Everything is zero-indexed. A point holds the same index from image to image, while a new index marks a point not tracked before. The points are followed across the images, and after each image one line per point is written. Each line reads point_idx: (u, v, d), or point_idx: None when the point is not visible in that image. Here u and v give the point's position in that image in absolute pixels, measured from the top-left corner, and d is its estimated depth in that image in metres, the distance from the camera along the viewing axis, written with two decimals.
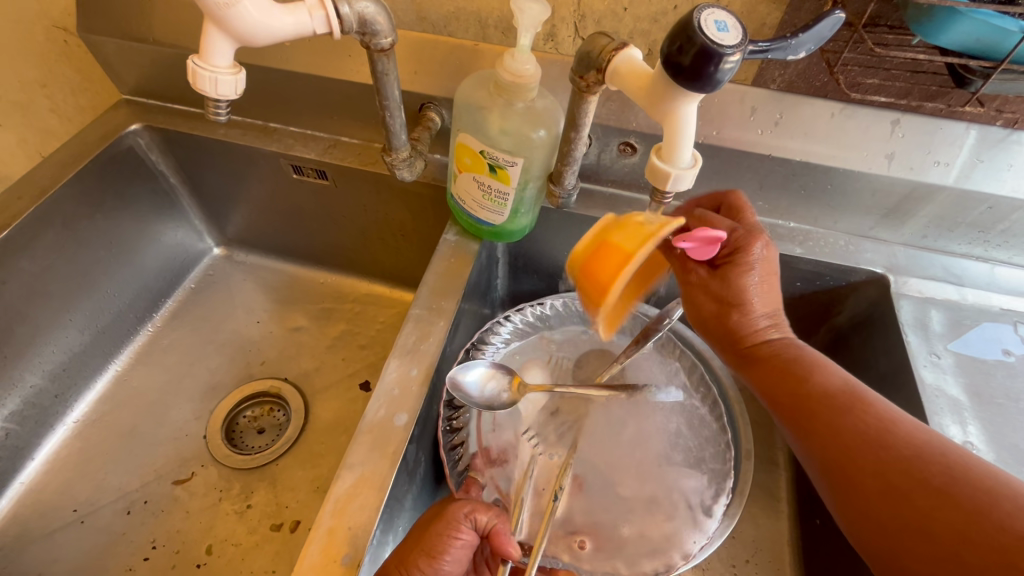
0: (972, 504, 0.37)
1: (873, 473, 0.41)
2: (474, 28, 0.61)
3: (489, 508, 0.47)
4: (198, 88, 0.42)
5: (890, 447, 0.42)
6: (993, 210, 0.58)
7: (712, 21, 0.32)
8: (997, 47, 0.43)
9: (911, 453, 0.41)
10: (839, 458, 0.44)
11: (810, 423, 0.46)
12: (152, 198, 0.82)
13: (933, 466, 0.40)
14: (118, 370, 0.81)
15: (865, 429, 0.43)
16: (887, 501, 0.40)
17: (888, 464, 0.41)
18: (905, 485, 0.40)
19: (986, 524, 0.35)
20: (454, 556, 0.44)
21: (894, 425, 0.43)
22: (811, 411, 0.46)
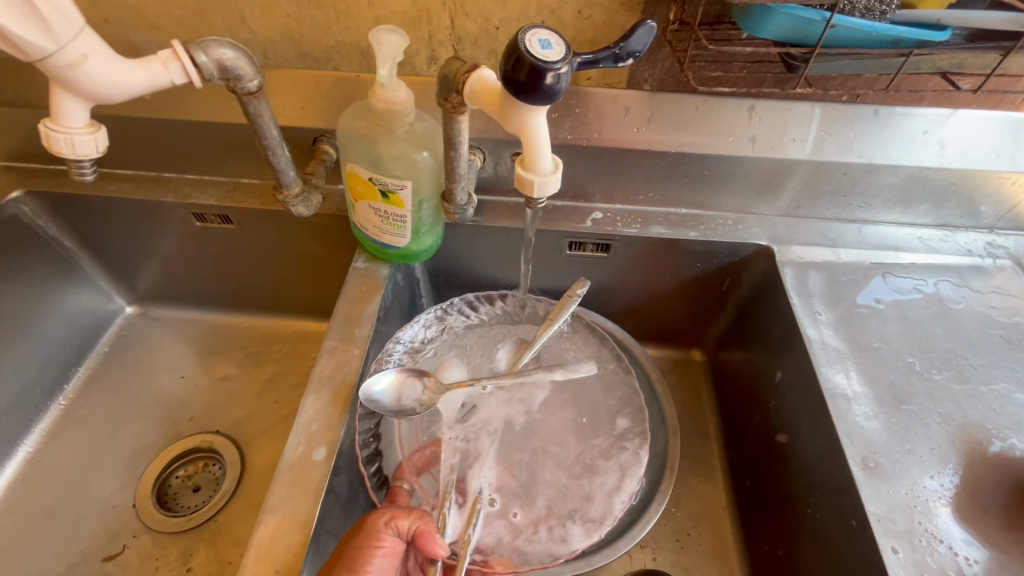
0: None
1: None
2: (356, 59, 0.63)
3: (410, 512, 0.47)
4: (55, 150, 0.42)
5: None
6: (849, 175, 0.65)
7: (536, 40, 0.35)
8: (809, 34, 0.48)
9: None
10: None
11: None
12: (50, 265, 0.78)
13: None
14: (29, 450, 0.76)
15: None
16: None
17: None
18: None
19: None
20: (378, 565, 0.45)
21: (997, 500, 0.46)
22: None
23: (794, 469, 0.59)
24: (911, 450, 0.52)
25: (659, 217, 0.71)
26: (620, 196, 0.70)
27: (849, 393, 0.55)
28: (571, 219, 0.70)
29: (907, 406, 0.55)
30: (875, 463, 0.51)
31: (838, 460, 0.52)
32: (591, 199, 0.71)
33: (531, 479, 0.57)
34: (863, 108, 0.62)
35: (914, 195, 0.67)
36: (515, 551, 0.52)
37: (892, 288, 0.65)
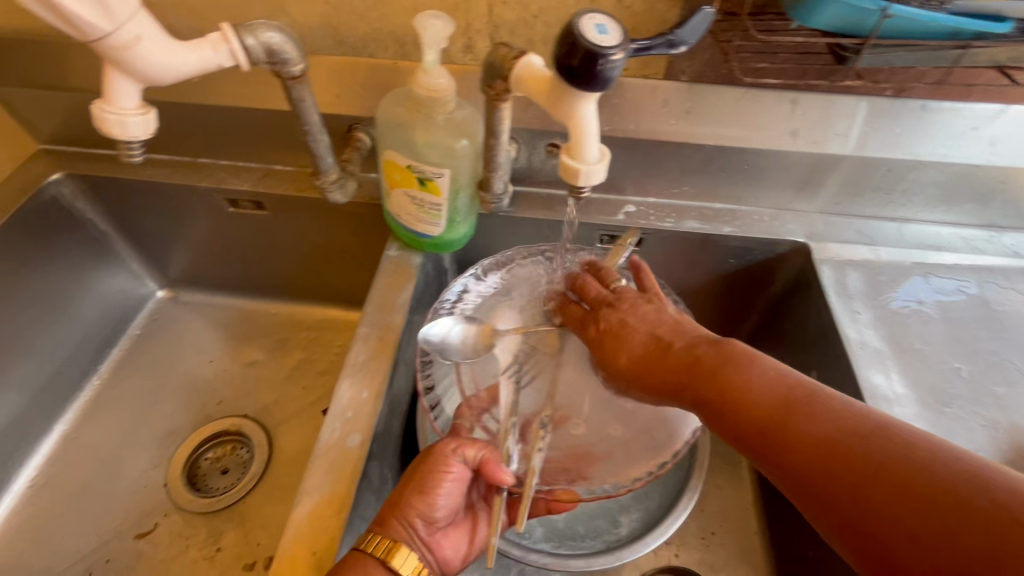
0: (843, 436, 0.36)
1: (828, 459, 0.36)
2: (393, 47, 0.62)
3: (476, 442, 0.49)
4: (106, 132, 0.42)
5: (816, 425, 0.38)
6: (891, 172, 0.63)
7: (592, 25, 0.34)
8: (863, 24, 0.47)
9: (839, 433, 0.37)
10: (787, 462, 0.38)
11: (766, 450, 0.40)
12: (86, 248, 0.80)
13: (865, 447, 0.35)
14: (65, 428, 0.78)
15: (830, 428, 0.37)
16: (820, 488, 0.36)
17: (817, 442, 0.37)
18: (791, 438, 0.38)
19: (871, 463, 0.34)
20: (447, 489, 0.47)
21: (872, 434, 0.36)
22: (782, 440, 0.39)
23: None
24: None
25: (693, 212, 0.69)
26: (654, 190, 0.69)
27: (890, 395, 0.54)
28: (603, 211, 0.69)
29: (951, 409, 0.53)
30: None
31: None
32: (623, 192, 0.70)
33: (594, 410, 0.57)
34: (911, 102, 0.60)
35: (959, 193, 0.65)
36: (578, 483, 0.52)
37: (934, 288, 0.63)
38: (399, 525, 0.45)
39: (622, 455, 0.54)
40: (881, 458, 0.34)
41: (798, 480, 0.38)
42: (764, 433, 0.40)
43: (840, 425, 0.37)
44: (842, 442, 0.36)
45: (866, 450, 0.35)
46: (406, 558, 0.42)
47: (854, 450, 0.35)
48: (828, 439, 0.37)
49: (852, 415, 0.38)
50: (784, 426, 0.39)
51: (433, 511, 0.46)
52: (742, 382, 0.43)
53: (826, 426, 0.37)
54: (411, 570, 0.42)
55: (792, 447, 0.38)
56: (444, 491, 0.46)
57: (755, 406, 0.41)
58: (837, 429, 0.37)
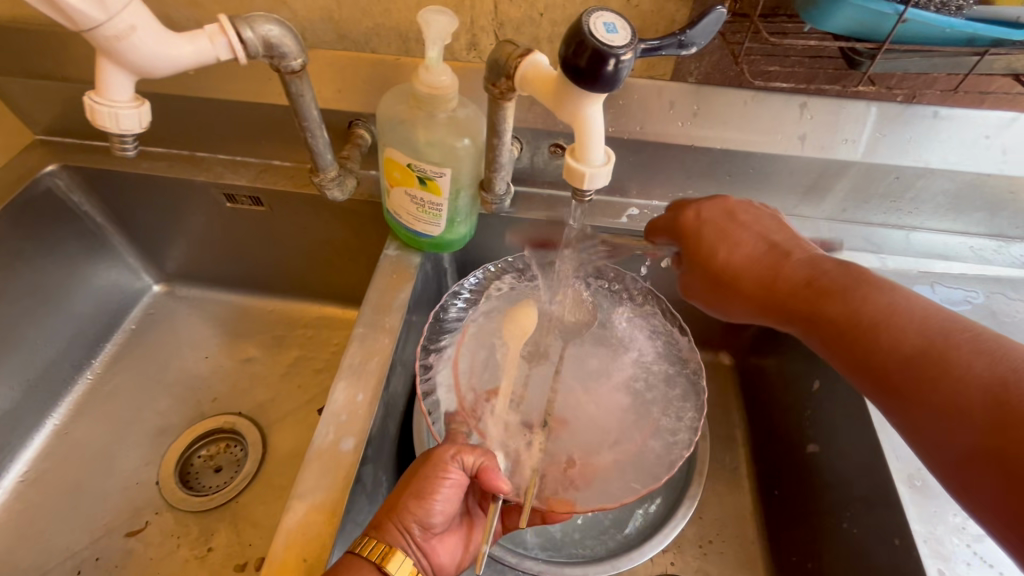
0: (912, 364, 0.42)
1: (876, 373, 0.44)
2: (395, 43, 0.61)
3: (474, 449, 0.47)
4: (99, 124, 0.41)
5: (889, 350, 0.44)
6: (900, 179, 0.62)
7: (600, 24, 0.33)
8: (879, 28, 0.46)
9: (913, 354, 0.43)
10: (875, 352, 0.45)
11: (840, 346, 0.47)
12: (82, 241, 0.79)
13: (933, 359, 0.41)
14: (57, 424, 0.77)
15: (909, 353, 0.43)
16: (892, 386, 0.43)
17: (894, 366, 0.43)
18: (914, 381, 0.42)
19: (943, 380, 0.40)
20: (444, 494, 0.45)
21: (896, 334, 0.44)
22: (852, 352, 0.46)
23: (828, 480, 0.58)
24: None
25: None
26: (658, 192, 0.68)
27: None
28: (606, 214, 0.68)
29: None
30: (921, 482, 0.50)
31: (883, 475, 0.52)
32: (627, 194, 0.69)
33: (598, 419, 0.56)
34: (922, 109, 0.59)
35: (968, 202, 0.64)
36: (576, 492, 0.51)
37: (941, 297, 0.62)
38: (394, 530, 0.44)
39: (625, 467, 0.53)
40: (988, 401, 0.38)
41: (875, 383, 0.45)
42: (839, 341, 0.47)
43: (968, 376, 0.39)
44: (918, 356, 0.42)
45: (945, 374, 0.40)
46: (401, 561, 0.41)
47: (934, 368, 0.41)
48: (908, 358, 0.43)
49: (912, 328, 0.44)
50: (925, 367, 0.41)
51: (430, 517, 0.45)
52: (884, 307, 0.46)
53: (910, 337, 0.43)
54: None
55: (925, 398, 0.41)
56: (442, 497, 0.45)
57: (860, 323, 0.46)
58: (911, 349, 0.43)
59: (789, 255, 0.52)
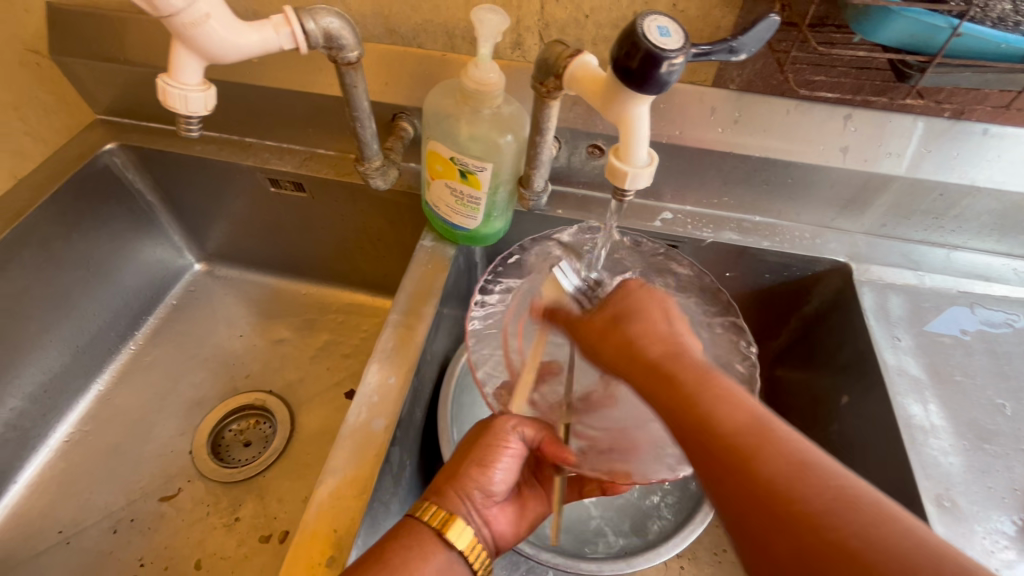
0: (783, 484, 0.33)
1: (748, 482, 0.34)
2: (442, 39, 0.63)
3: (535, 421, 0.49)
4: (169, 105, 0.43)
5: (772, 445, 0.35)
6: (944, 197, 0.61)
7: (654, 26, 0.34)
8: (931, 42, 0.46)
9: (789, 462, 0.34)
10: (763, 458, 0.34)
11: (699, 441, 0.37)
12: (133, 218, 0.82)
13: (796, 481, 0.33)
14: (100, 390, 0.80)
15: (755, 446, 0.35)
16: (806, 540, 0.31)
17: (758, 453, 0.35)
18: (766, 486, 0.33)
19: (782, 495, 0.33)
20: (505, 464, 0.47)
21: (722, 400, 0.38)
22: (727, 457, 0.35)
23: None
24: (992, 488, 0.49)
25: (732, 223, 0.68)
26: (692, 198, 0.68)
27: (928, 425, 0.52)
28: (640, 216, 0.68)
29: (991, 445, 0.51)
30: (950, 502, 0.48)
31: (910, 492, 0.49)
32: (661, 198, 0.69)
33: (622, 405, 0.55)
34: (971, 126, 0.58)
35: (1013, 224, 0.63)
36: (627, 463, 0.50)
37: (980, 319, 0.61)
38: (455, 497, 0.45)
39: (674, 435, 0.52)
40: (785, 479, 0.33)
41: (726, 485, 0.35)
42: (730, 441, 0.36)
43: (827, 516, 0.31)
44: (788, 473, 0.33)
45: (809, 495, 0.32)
46: (460, 532, 0.42)
47: (793, 488, 0.33)
48: (789, 470, 0.34)
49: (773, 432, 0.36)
50: (783, 476, 0.33)
51: (491, 484, 0.47)
52: (733, 417, 0.37)
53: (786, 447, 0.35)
54: (465, 545, 0.42)
55: (787, 520, 0.32)
56: (504, 464, 0.47)
57: (726, 423, 0.37)
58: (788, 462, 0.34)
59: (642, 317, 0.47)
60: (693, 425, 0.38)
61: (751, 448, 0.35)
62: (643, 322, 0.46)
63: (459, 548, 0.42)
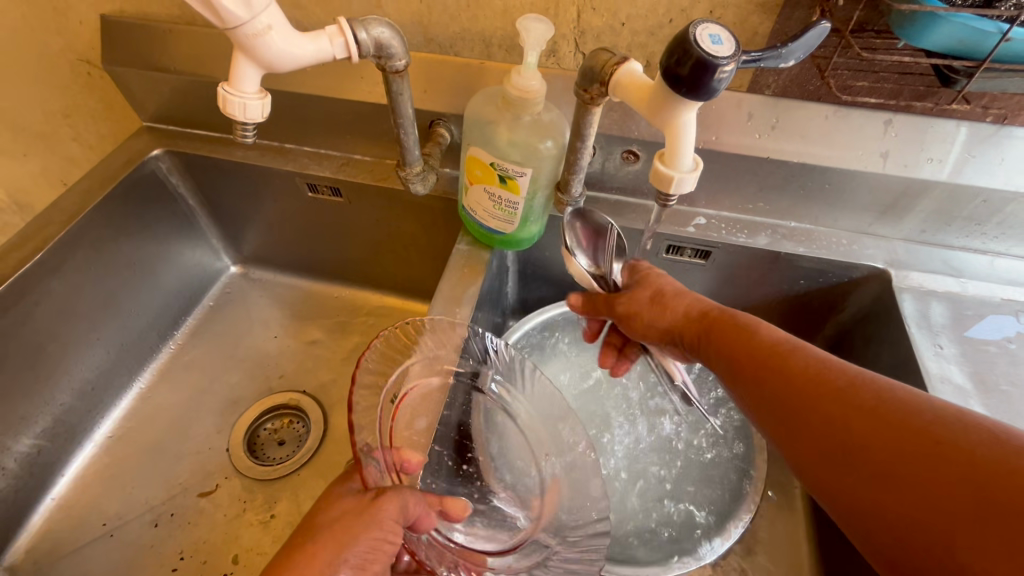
0: (828, 380, 0.39)
1: (798, 387, 0.40)
2: (479, 48, 0.64)
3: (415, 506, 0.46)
4: (228, 112, 0.45)
5: (802, 361, 0.42)
6: (987, 203, 0.60)
7: (706, 34, 0.34)
8: (980, 47, 0.45)
9: (823, 369, 0.40)
10: (799, 369, 0.41)
11: (746, 369, 0.45)
12: (175, 221, 0.85)
13: (836, 379, 0.39)
14: (142, 387, 0.83)
15: (804, 362, 0.42)
16: (846, 413, 0.37)
17: (801, 365, 0.42)
18: (805, 384, 0.40)
19: (826, 385, 0.39)
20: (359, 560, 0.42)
21: (762, 329, 0.47)
22: (768, 368, 0.43)
23: None
24: None
25: (766, 228, 0.68)
26: (726, 203, 0.68)
27: None
28: (673, 222, 0.68)
29: None
30: None
31: None
32: (694, 204, 0.69)
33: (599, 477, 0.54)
34: (1016, 131, 0.57)
35: None
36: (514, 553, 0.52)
37: None
38: None
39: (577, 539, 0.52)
40: (837, 379, 0.39)
41: (772, 395, 0.42)
42: (767, 354, 0.44)
43: (876, 395, 0.36)
44: (824, 374, 0.40)
45: (858, 388, 0.38)
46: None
47: (832, 384, 0.39)
48: (822, 376, 0.40)
49: (801, 353, 0.43)
50: (828, 378, 0.39)
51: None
52: (774, 339, 0.45)
53: (816, 363, 0.41)
54: None
55: (827, 402, 0.38)
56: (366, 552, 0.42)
57: (761, 342, 0.45)
58: (830, 373, 0.40)
59: (676, 287, 0.54)
60: (747, 368, 0.45)
61: (792, 368, 0.42)
62: (670, 286, 0.54)
63: None
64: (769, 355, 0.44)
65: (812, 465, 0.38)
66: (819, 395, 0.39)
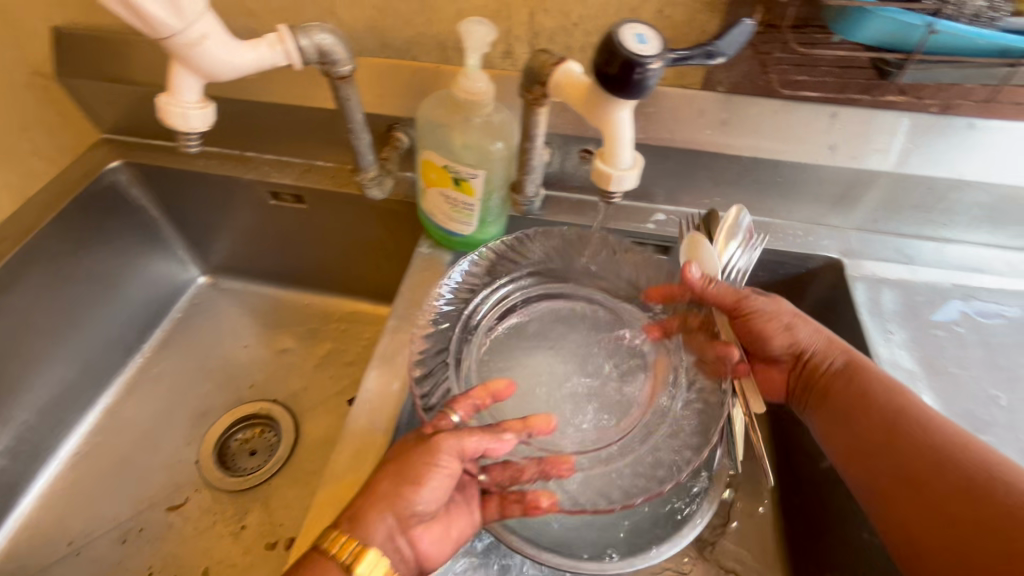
0: (913, 460, 0.48)
1: (890, 463, 0.49)
2: (434, 51, 0.64)
3: (479, 435, 0.44)
4: (168, 122, 0.45)
5: (910, 433, 0.49)
6: (933, 191, 0.62)
7: (632, 34, 0.35)
8: (907, 40, 0.47)
9: (925, 447, 0.48)
10: (894, 444, 0.49)
11: (851, 428, 0.53)
12: (138, 233, 0.84)
13: (931, 461, 0.47)
14: (109, 402, 0.82)
15: (891, 438, 0.50)
16: (923, 496, 0.46)
17: (903, 439, 0.49)
18: (909, 460, 0.48)
19: (943, 466, 0.46)
20: (431, 490, 0.43)
21: (896, 392, 0.52)
22: (893, 434, 0.50)
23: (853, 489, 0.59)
24: None
25: None
26: (685, 198, 0.69)
27: None
28: (633, 219, 0.69)
29: (985, 437, 0.52)
30: None
31: None
32: (654, 200, 0.70)
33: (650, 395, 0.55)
34: (956, 120, 0.59)
35: (1004, 215, 0.63)
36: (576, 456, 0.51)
37: (973, 310, 0.62)
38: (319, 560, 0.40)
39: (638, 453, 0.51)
40: (929, 463, 0.47)
41: (877, 462, 0.50)
42: (872, 423, 0.51)
43: (964, 479, 0.45)
44: (917, 458, 0.48)
45: (943, 473, 0.46)
46: (369, 567, 0.40)
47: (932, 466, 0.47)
48: (907, 460, 0.48)
49: (897, 420, 0.50)
50: (922, 458, 0.48)
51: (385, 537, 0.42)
52: (868, 406, 0.52)
53: (916, 439, 0.49)
54: None
55: (924, 483, 0.47)
56: (427, 493, 0.43)
57: (868, 411, 0.52)
58: (897, 448, 0.49)
59: (794, 329, 0.57)
60: (873, 427, 0.51)
61: (890, 444, 0.50)
62: (775, 332, 0.57)
63: None
64: (881, 424, 0.51)
65: (891, 529, 0.48)
66: (908, 477, 0.48)
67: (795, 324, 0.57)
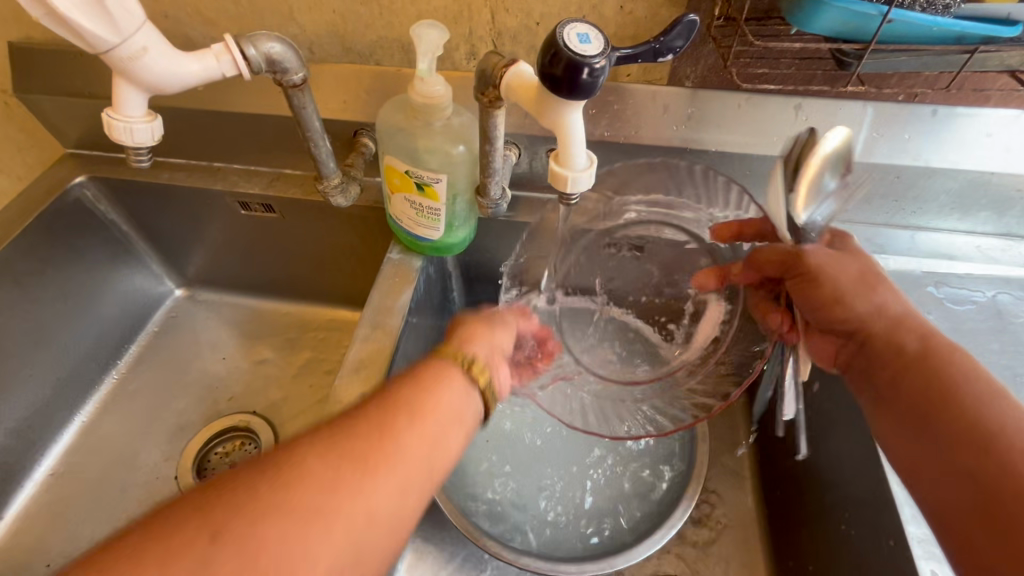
0: (980, 452, 0.40)
1: (952, 450, 0.41)
2: (398, 54, 0.64)
3: (525, 316, 0.56)
4: (116, 138, 0.45)
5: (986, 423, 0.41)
6: (901, 179, 0.62)
7: (574, 34, 0.35)
8: (864, 30, 0.47)
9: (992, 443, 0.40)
10: (956, 433, 0.41)
11: (913, 407, 0.45)
12: (108, 248, 0.83)
13: (1005, 458, 0.39)
14: (84, 421, 0.81)
15: (961, 425, 0.41)
16: (986, 495, 0.38)
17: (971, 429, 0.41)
18: (968, 451, 0.40)
19: (1011, 464, 0.38)
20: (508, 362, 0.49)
21: (987, 384, 0.43)
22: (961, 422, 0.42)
23: (831, 481, 0.59)
24: None
25: None
26: None
27: None
28: None
29: None
30: None
31: None
32: None
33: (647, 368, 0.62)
34: (920, 108, 0.59)
35: (973, 201, 0.63)
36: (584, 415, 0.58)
37: (944, 297, 0.62)
38: (437, 404, 0.41)
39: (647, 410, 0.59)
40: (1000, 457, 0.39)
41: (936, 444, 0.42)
42: (937, 404, 0.43)
43: None
44: (987, 455, 0.39)
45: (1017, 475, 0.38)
46: (481, 375, 0.44)
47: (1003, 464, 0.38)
48: (976, 452, 0.40)
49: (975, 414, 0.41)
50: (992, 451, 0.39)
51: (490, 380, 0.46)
52: (946, 390, 0.43)
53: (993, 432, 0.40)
54: (486, 386, 0.44)
55: (986, 479, 0.39)
56: (504, 337, 0.51)
57: (943, 389, 0.43)
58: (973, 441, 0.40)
59: (866, 299, 0.50)
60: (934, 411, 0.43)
61: (955, 429, 0.41)
62: (842, 299, 0.50)
63: (480, 387, 0.44)
64: (947, 407, 0.43)
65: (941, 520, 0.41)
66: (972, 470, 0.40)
67: (847, 292, 0.50)
